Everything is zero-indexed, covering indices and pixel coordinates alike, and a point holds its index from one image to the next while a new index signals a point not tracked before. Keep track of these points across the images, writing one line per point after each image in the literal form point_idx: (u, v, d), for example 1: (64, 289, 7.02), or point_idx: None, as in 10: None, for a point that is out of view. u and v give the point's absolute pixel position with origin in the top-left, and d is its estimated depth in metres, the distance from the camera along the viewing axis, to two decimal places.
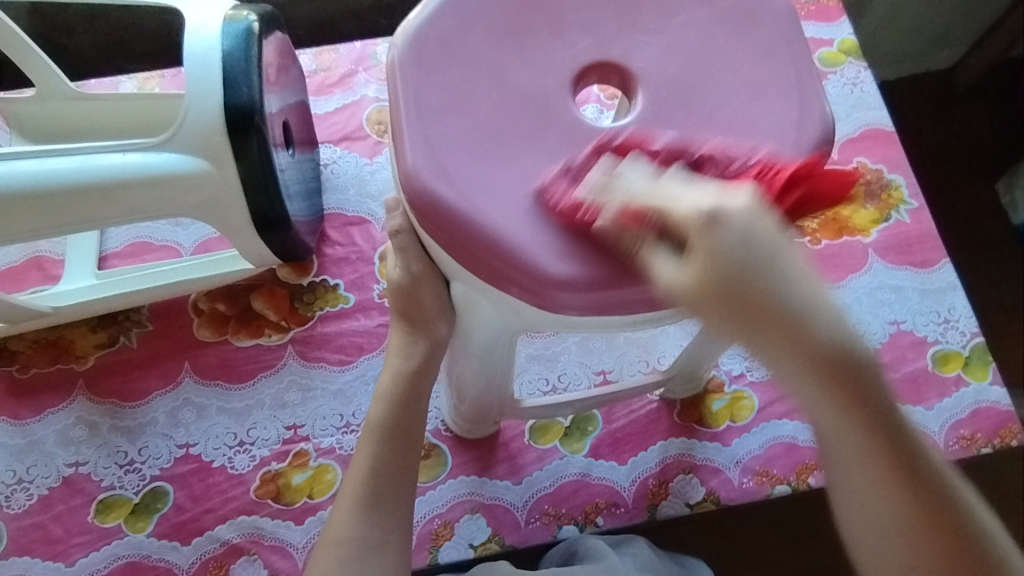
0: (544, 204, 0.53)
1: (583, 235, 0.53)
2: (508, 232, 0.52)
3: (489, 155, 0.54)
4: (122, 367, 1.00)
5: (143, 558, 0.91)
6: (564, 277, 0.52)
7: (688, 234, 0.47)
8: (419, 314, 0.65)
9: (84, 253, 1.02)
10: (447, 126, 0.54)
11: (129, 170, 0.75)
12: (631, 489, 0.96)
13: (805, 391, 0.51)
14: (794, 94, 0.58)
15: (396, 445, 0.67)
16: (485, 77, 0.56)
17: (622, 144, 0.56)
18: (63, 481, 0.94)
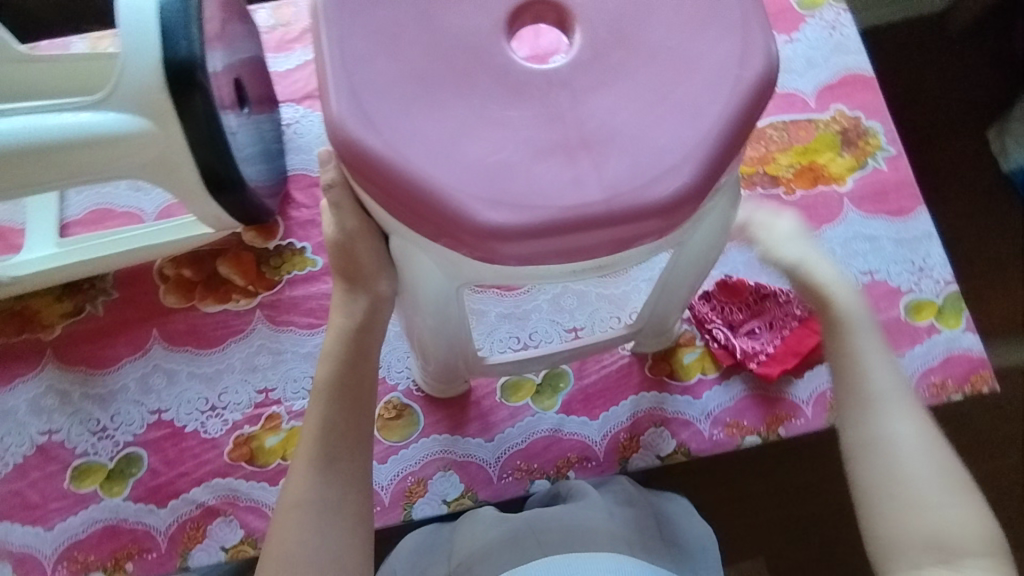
0: (476, 151, 0.53)
1: (516, 184, 0.52)
2: (438, 181, 0.52)
3: (417, 102, 0.54)
4: (90, 335, 0.99)
5: (120, 521, 0.92)
6: (497, 227, 0.52)
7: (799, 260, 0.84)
8: (357, 273, 0.66)
9: (43, 221, 1.00)
10: (375, 72, 0.54)
11: (70, 131, 0.72)
12: (602, 443, 0.97)
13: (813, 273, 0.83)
14: (741, 27, 0.56)
15: (348, 405, 0.68)
16: (412, 20, 0.55)
17: (559, 86, 0.55)
18: (39, 449, 0.95)
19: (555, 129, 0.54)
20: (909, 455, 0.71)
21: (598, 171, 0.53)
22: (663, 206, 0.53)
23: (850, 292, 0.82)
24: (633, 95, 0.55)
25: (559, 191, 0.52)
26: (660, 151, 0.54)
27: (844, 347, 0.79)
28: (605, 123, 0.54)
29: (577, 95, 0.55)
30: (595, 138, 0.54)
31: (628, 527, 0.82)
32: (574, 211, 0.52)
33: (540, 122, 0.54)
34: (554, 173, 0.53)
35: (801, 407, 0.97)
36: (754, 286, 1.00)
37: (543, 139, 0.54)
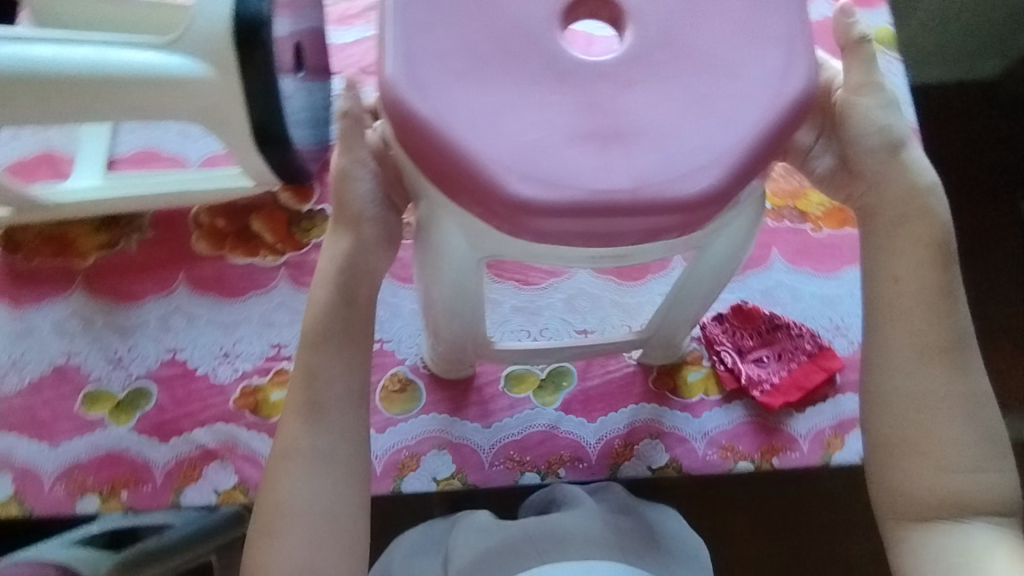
0: (515, 127, 0.58)
1: (550, 163, 0.57)
2: (476, 149, 0.57)
3: (467, 76, 0.59)
4: (120, 268, 1.03)
5: (122, 450, 0.95)
6: (525, 200, 0.56)
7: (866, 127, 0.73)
8: (351, 216, 0.72)
9: (93, 154, 1.05)
10: (434, 47, 0.60)
11: (136, 68, 0.75)
12: (596, 446, 0.98)
13: (878, 175, 0.74)
14: (777, 51, 0.61)
15: (342, 347, 0.72)
16: (474, 4, 0.61)
17: (602, 81, 0.60)
18: (56, 368, 0.99)
19: (592, 118, 0.58)
20: (927, 406, 0.72)
21: (628, 162, 0.57)
22: (686, 203, 0.57)
23: (922, 184, 0.74)
24: (668, 98, 0.60)
25: (589, 174, 0.57)
26: (688, 151, 0.58)
27: (892, 266, 0.74)
28: (638, 118, 0.59)
29: (616, 90, 0.59)
30: (628, 130, 0.58)
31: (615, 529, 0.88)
32: (602, 194, 0.57)
33: (577, 109, 0.59)
34: (586, 158, 0.57)
35: (798, 441, 0.97)
36: (769, 316, 1.01)
37: (579, 125, 0.58)
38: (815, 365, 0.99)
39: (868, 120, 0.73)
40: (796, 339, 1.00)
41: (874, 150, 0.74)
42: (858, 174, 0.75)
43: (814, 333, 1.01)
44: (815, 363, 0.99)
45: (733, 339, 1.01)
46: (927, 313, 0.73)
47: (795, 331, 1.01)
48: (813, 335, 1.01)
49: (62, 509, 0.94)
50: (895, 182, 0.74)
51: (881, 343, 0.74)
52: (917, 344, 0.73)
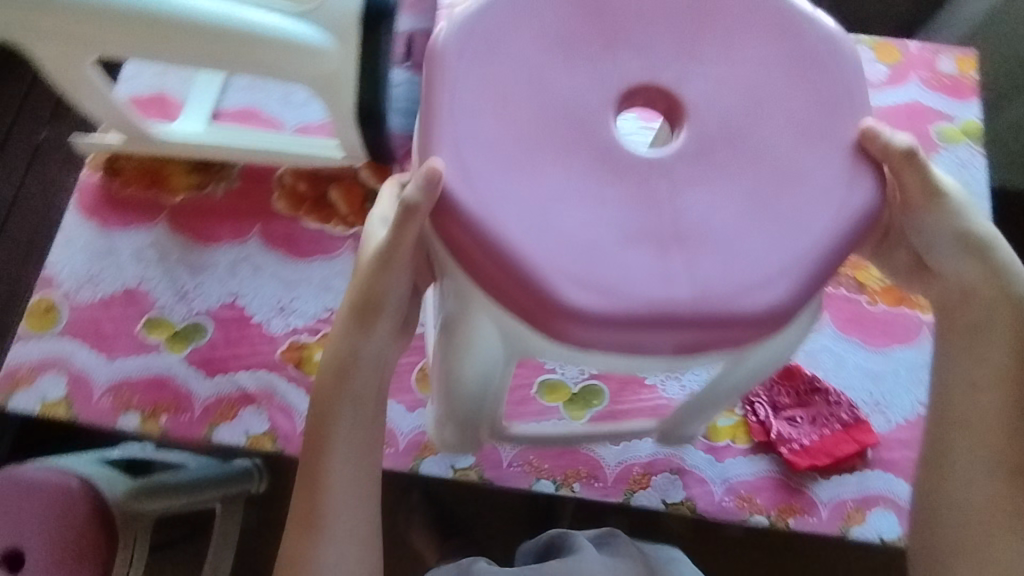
0: (565, 222, 0.61)
1: (604, 269, 0.60)
2: (530, 249, 0.59)
3: (518, 165, 0.62)
4: (203, 211, 1.10)
5: (169, 377, 1.01)
6: (582, 309, 0.59)
7: (950, 224, 0.71)
8: (373, 308, 0.73)
9: (202, 103, 1.13)
10: (486, 133, 0.62)
11: (268, 29, 0.82)
12: (615, 468, 0.99)
13: (962, 273, 0.73)
14: (841, 155, 0.65)
15: (362, 423, 0.76)
16: (537, 81, 0.64)
17: (653, 178, 0.63)
18: (126, 291, 1.05)
19: (644, 217, 0.62)
20: (982, 515, 0.73)
21: (689, 268, 0.60)
22: (756, 316, 0.60)
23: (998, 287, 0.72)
24: (722, 202, 0.63)
25: (642, 283, 0.60)
26: (751, 264, 0.61)
27: (967, 368, 0.75)
28: (700, 221, 0.62)
29: (666, 191, 0.62)
30: (682, 236, 0.61)
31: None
32: (659, 304, 0.59)
33: (622, 210, 0.62)
34: (639, 260, 0.60)
35: (817, 507, 0.96)
36: (809, 378, 1.01)
37: (630, 224, 0.62)
38: (848, 434, 0.98)
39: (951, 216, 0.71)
40: (833, 405, 1.00)
41: (948, 246, 0.72)
42: (942, 272, 0.75)
43: (852, 403, 1.00)
44: (849, 433, 0.99)
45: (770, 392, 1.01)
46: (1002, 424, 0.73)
47: (833, 396, 1.00)
48: (851, 404, 1.00)
49: (103, 421, 0.99)
50: (977, 283, 0.73)
51: (948, 441, 0.75)
52: (987, 451, 0.73)
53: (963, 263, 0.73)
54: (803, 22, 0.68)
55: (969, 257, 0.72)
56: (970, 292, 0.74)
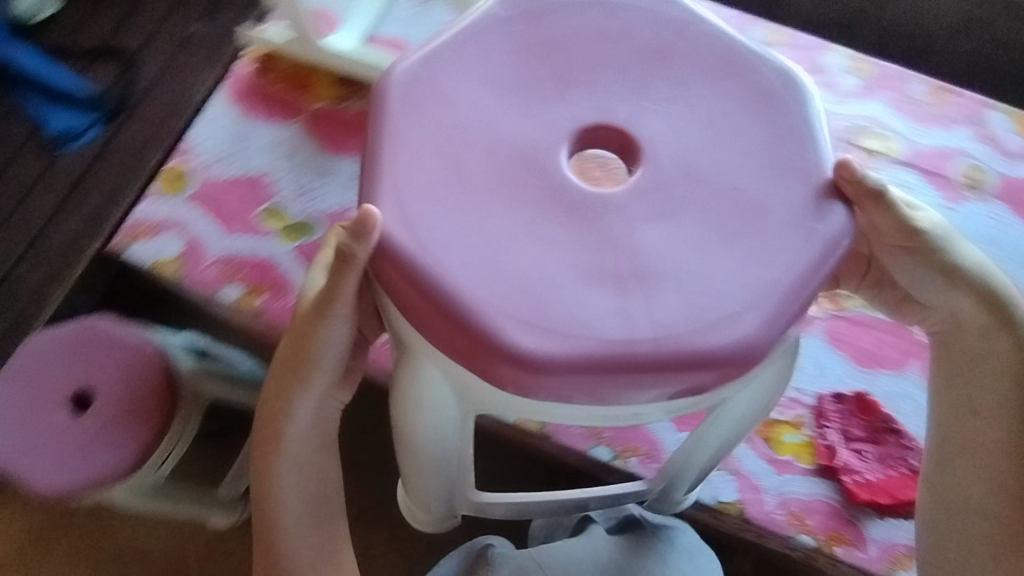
0: (515, 263, 0.57)
1: (553, 307, 0.56)
2: (470, 292, 0.56)
3: (459, 205, 0.59)
4: (338, 121, 1.16)
5: (273, 264, 1.06)
6: (535, 354, 0.55)
7: (948, 265, 0.68)
8: (303, 359, 0.71)
9: (362, 22, 1.19)
10: (414, 172, 0.59)
11: None
12: (673, 454, 0.99)
13: (962, 307, 0.70)
14: (804, 193, 0.60)
15: (314, 451, 0.77)
16: (477, 100, 0.62)
17: (592, 216, 0.59)
18: (250, 178, 1.11)
19: (604, 255, 0.58)
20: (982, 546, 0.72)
21: (646, 307, 0.57)
22: (721, 351, 0.56)
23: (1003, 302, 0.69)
24: (667, 247, 0.59)
25: (599, 323, 0.56)
26: (716, 301, 0.57)
27: (977, 400, 0.72)
28: (654, 262, 0.58)
29: (603, 216, 0.59)
30: (635, 273, 0.58)
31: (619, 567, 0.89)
32: (618, 349, 0.56)
33: (550, 230, 0.59)
34: (592, 300, 0.57)
35: (867, 543, 0.95)
36: (888, 417, 1.00)
37: (586, 263, 0.58)
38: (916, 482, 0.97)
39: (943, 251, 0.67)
40: (905, 450, 0.99)
41: (939, 285, 0.69)
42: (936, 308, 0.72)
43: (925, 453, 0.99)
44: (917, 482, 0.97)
45: (844, 422, 1.00)
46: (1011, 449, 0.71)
47: (908, 442, 0.99)
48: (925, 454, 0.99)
49: (208, 289, 1.04)
50: (975, 315, 0.70)
51: (947, 475, 0.74)
52: (991, 483, 0.72)
53: (960, 294, 0.69)
54: (762, 75, 0.64)
55: (967, 291, 0.69)
56: (981, 325, 0.70)
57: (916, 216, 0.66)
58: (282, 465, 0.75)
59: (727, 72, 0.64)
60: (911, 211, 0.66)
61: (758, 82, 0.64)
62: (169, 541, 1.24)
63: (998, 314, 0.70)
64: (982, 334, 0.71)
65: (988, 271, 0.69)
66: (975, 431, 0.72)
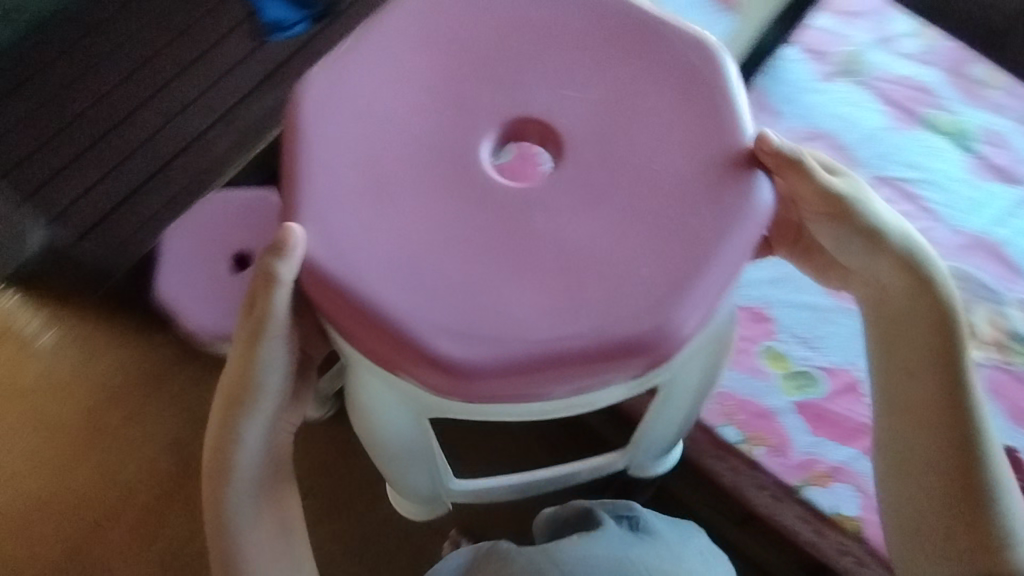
0: (443, 263, 0.43)
1: (478, 307, 0.42)
2: (389, 299, 0.42)
3: (377, 199, 0.44)
4: None
5: None
6: (467, 364, 0.41)
7: (842, 223, 0.47)
8: (246, 388, 0.46)
9: None
10: (320, 185, 0.44)
11: None
12: (800, 454, 0.71)
13: (885, 280, 0.48)
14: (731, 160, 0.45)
15: (238, 488, 0.47)
16: (365, 77, 0.47)
17: (519, 211, 0.44)
18: None
19: (542, 248, 0.44)
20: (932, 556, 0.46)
21: (576, 305, 0.42)
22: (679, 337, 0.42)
23: (920, 270, 0.47)
24: (572, 237, 0.44)
25: (526, 325, 0.42)
26: (630, 288, 0.42)
27: (899, 386, 0.48)
28: (568, 248, 0.43)
29: (524, 206, 0.44)
30: (570, 278, 0.43)
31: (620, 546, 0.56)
32: (544, 347, 0.41)
33: (462, 206, 0.44)
34: (518, 301, 0.42)
35: None
36: None
37: (506, 254, 0.43)
38: None
39: (845, 216, 0.46)
40: None
41: (850, 252, 0.48)
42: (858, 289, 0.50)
43: None
44: None
45: None
46: (975, 459, 0.46)
47: None
48: None
49: None
50: (892, 281, 0.48)
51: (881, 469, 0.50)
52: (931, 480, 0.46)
53: (877, 263, 0.47)
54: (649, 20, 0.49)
55: (884, 262, 0.47)
56: (893, 308, 0.48)
57: (822, 176, 0.46)
58: (238, 534, 0.48)
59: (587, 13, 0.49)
60: (795, 153, 0.45)
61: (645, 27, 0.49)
62: (111, 494, 0.80)
63: (912, 279, 0.47)
64: (916, 327, 0.47)
65: (899, 225, 0.47)
66: (880, 385, 0.49)
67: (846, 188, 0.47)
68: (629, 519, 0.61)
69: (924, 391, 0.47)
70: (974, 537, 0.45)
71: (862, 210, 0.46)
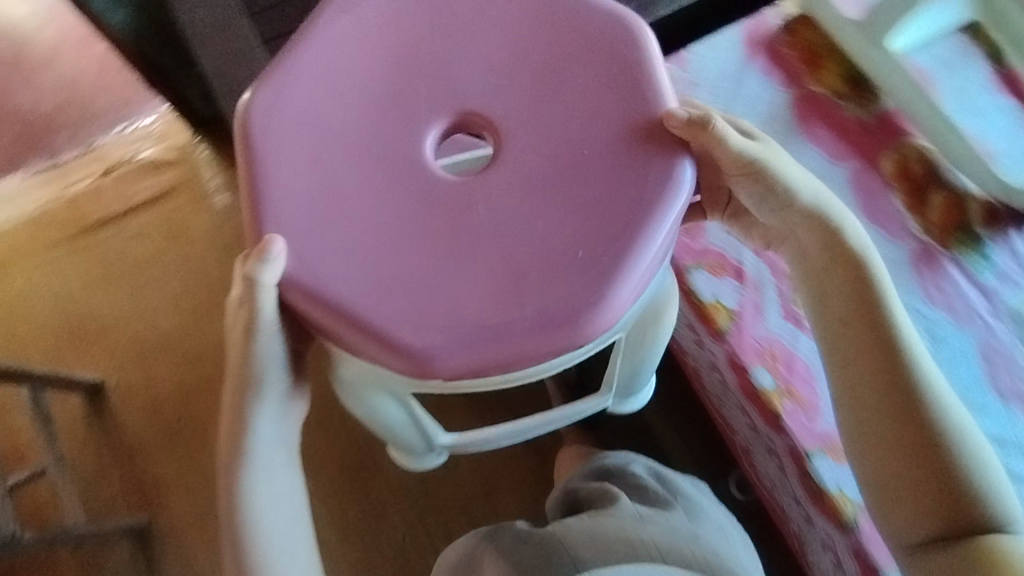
0: (376, 215, 0.42)
1: (427, 288, 0.41)
2: (336, 277, 0.41)
3: (330, 159, 0.43)
4: None
5: None
6: (438, 350, 0.40)
7: (756, 178, 0.44)
8: (247, 379, 0.43)
9: None
10: (279, 208, 0.42)
11: None
12: None
13: (800, 232, 0.45)
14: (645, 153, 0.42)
15: (253, 479, 0.45)
16: (307, 66, 0.44)
17: (461, 198, 0.42)
18: None
19: (482, 232, 0.42)
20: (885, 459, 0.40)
21: (508, 294, 0.40)
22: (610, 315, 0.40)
23: (827, 210, 0.44)
24: (506, 231, 0.42)
25: (468, 301, 0.40)
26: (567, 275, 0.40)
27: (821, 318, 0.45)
28: (503, 237, 0.41)
29: (463, 199, 0.42)
30: (506, 285, 0.41)
31: (638, 514, 0.52)
32: (488, 327, 0.40)
33: (407, 186, 0.43)
34: (458, 279, 0.41)
35: None
36: None
37: (438, 214, 0.42)
38: None
39: (754, 175, 0.43)
40: None
41: (758, 206, 0.45)
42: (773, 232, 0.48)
43: None
44: None
45: None
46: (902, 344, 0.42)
47: None
48: None
49: None
50: (810, 234, 0.44)
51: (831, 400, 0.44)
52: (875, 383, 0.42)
53: (792, 217, 0.45)
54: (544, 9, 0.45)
55: (791, 216, 0.45)
56: (807, 258, 0.45)
57: (731, 140, 0.42)
58: (263, 551, 0.44)
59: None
60: (716, 125, 0.42)
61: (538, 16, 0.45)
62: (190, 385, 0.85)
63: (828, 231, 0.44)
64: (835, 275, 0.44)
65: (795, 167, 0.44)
66: (827, 352, 0.44)
67: (759, 146, 0.43)
68: (631, 486, 0.59)
69: (856, 349, 0.42)
70: (944, 517, 0.39)
71: (773, 165, 0.44)
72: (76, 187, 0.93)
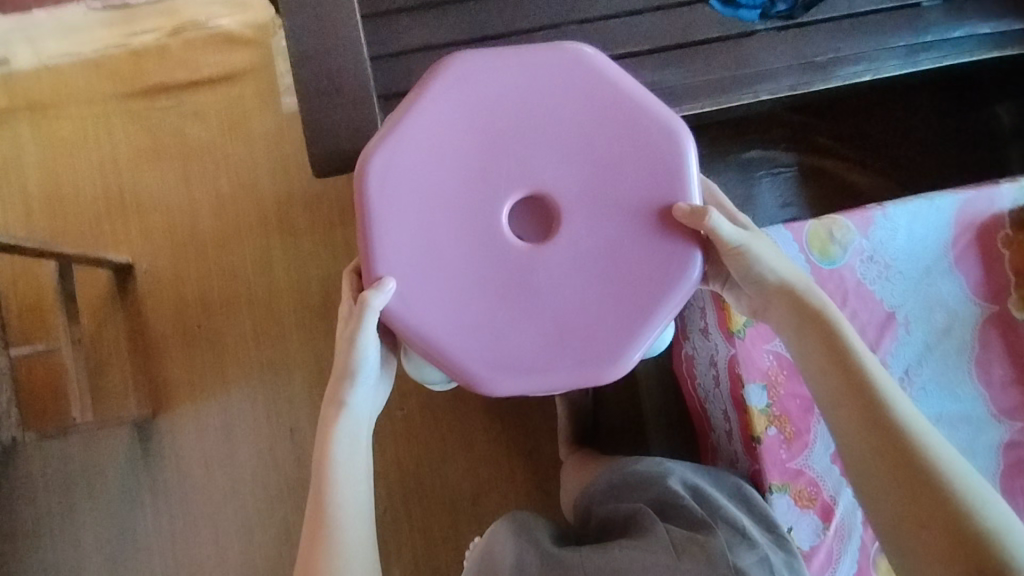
0: (461, 253, 0.45)
1: (488, 327, 0.45)
2: (426, 316, 0.45)
3: (433, 212, 0.45)
4: None
5: None
6: (505, 382, 0.45)
7: (748, 267, 0.45)
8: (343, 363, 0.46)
9: None
10: (383, 244, 0.45)
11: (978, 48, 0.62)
12: None
13: (778, 305, 0.45)
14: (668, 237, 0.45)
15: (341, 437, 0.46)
16: (420, 110, 0.45)
17: (524, 260, 0.45)
18: None
19: (533, 279, 0.45)
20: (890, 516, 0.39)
21: (555, 340, 0.45)
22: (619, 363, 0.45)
23: (804, 285, 0.46)
24: (558, 295, 0.45)
25: (520, 339, 0.45)
26: (598, 328, 0.45)
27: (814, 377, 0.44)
28: (556, 299, 0.45)
29: (518, 262, 0.45)
30: (552, 332, 0.45)
31: (671, 553, 0.45)
32: (539, 363, 0.45)
33: (487, 241, 0.45)
34: (512, 319, 0.45)
35: None
36: None
37: (504, 256, 0.45)
38: None
39: (744, 263, 0.45)
40: None
41: (744, 287, 0.47)
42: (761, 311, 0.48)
43: None
44: None
45: None
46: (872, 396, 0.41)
47: None
48: None
49: None
50: (790, 314, 0.45)
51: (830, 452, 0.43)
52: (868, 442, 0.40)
53: (778, 299, 0.45)
54: (614, 103, 0.45)
55: (777, 298, 0.45)
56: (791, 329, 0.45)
57: (724, 231, 0.44)
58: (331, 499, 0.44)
59: (559, 67, 0.46)
60: (713, 218, 0.43)
61: (608, 106, 0.45)
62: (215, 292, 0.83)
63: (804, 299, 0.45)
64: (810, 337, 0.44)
65: (776, 252, 0.46)
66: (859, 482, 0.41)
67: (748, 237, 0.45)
68: (665, 505, 0.50)
69: (860, 439, 0.41)
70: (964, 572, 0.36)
71: (762, 254, 0.45)
72: (143, 37, 0.84)
